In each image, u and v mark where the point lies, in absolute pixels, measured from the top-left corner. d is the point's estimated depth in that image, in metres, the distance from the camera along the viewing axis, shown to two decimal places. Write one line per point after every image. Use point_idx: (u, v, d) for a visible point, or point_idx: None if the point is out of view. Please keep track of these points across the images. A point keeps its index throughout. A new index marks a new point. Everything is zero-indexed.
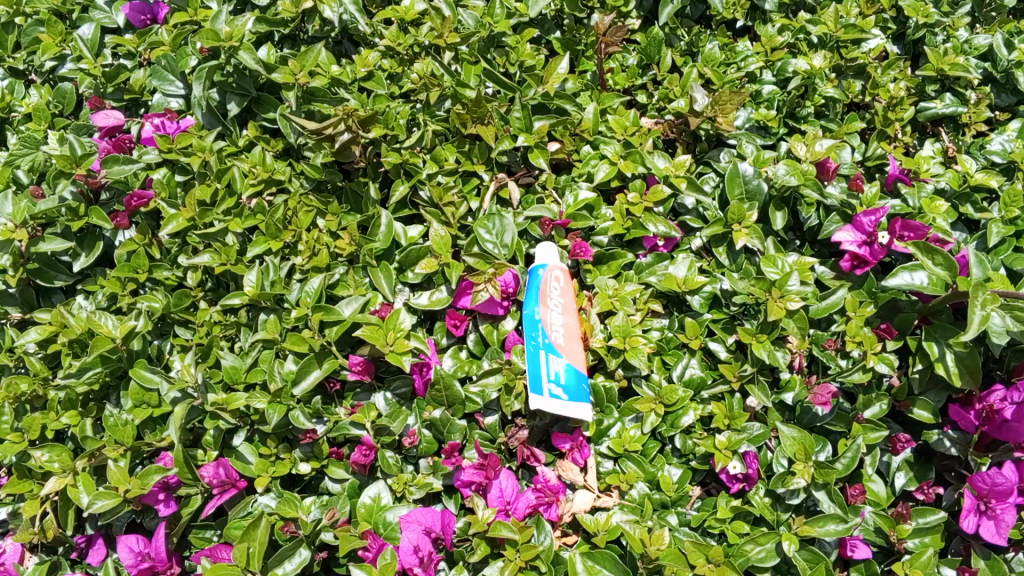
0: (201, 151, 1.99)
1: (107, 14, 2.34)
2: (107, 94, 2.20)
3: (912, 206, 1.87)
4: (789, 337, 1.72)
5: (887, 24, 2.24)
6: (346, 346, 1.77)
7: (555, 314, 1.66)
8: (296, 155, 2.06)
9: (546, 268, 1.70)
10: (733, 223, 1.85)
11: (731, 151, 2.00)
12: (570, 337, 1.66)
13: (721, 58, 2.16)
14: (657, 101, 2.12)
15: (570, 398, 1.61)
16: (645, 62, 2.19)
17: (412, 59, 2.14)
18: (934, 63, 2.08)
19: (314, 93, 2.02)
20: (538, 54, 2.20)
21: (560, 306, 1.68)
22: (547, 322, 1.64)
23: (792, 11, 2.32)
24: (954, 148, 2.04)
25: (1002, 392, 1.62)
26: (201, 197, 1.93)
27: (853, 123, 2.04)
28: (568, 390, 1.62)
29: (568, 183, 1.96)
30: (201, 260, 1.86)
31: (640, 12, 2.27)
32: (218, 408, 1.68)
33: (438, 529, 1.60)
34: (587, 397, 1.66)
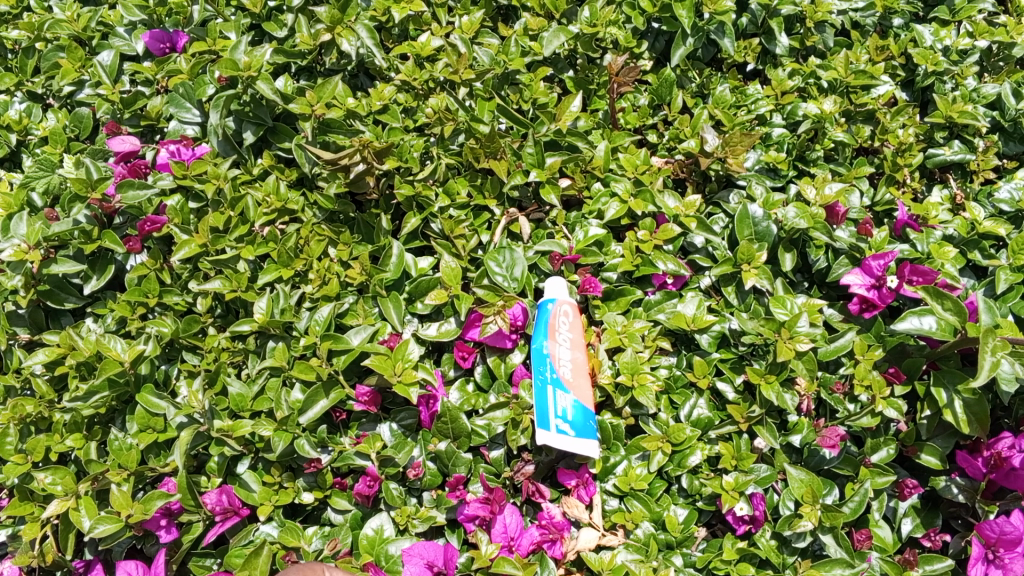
0: (217, 178, 2.01)
1: (127, 41, 2.36)
2: (124, 119, 2.24)
3: (921, 251, 1.88)
4: (798, 378, 1.71)
5: (897, 70, 2.25)
6: (353, 375, 1.77)
7: (564, 348, 1.67)
8: (310, 184, 2.08)
9: (555, 302, 1.71)
10: (742, 264, 1.85)
11: (740, 192, 2.02)
12: (578, 370, 1.66)
13: (732, 100, 2.17)
14: (668, 141, 2.14)
15: (574, 431, 1.62)
16: (656, 102, 2.20)
17: (427, 94, 2.17)
18: (943, 110, 2.10)
19: (329, 124, 2.06)
20: (552, 92, 2.22)
21: (569, 341, 1.69)
22: (555, 357, 1.65)
23: (803, 55, 2.35)
24: (962, 195, 2.06)
25: (1009, 440, 1.60)
26: (215, 224, 1.94)
27: (862, 167, 2.05)
28: (575, 427, 1.62)
29: (579, 220, 1.98)
30: (212, 286, 1.87)
31: (653, 53, 2.29)
32: (223, 433, 1.68)
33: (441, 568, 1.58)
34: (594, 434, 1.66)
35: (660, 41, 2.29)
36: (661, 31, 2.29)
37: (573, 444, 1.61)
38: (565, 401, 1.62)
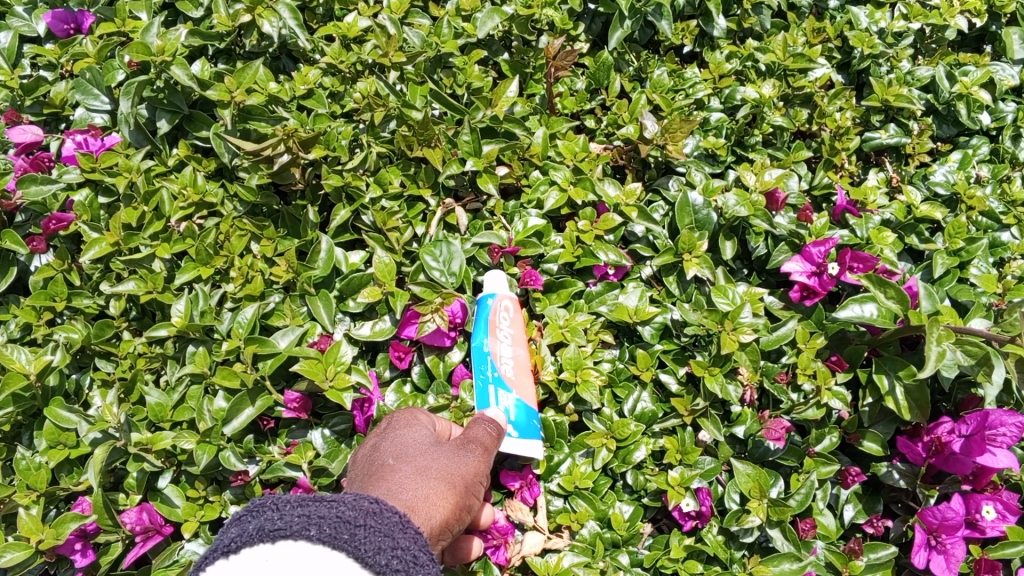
0: (128, 171, 1.88)
1: (26, 21, 2.19)
2: (25, 107, 2.08)
3: (861, 237, 1.87)
4: (741, 369, 1.68)
5: (833, 53, 2.24)
6: (281, 379, 1.68)
7: (504, 345, 1.62)
8: (230, 175, 1.96)
9: (495, 297, 1.65)
10: (683, 253, 1.81)
11: (680, 178, 1.98)
12: (520, 367, 1.62)
13: (669, 84, 2.13)
14: (606, 126, 2.09)
15: (518, 429, 1.58)
16: (594, 86, 2.15)
17: (355, 78, 2.07)
18: (879, 94, 2.08)
19: (250, 111, 1.93)
20: (487, 76, 2.15)
21: (510, 338, 1.64)
22: (496, 355, 1.60)
23: (740, 37, 2.32)
24: (898, 178, 2.07)
25: (949, 425, 1.58)
26: (127, 220, 1.82)
27: (800, 152, 2.03)
28: (517, 427, 1.57)
29: (517, 209, 1.91)
30: (125, 288, 1.75)
31: (589, 36, 2.23)
32: (142, 448, 1.59)
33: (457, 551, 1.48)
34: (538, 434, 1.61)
35: (597, 22, 2.22)
36: (597, 12, 2.22)
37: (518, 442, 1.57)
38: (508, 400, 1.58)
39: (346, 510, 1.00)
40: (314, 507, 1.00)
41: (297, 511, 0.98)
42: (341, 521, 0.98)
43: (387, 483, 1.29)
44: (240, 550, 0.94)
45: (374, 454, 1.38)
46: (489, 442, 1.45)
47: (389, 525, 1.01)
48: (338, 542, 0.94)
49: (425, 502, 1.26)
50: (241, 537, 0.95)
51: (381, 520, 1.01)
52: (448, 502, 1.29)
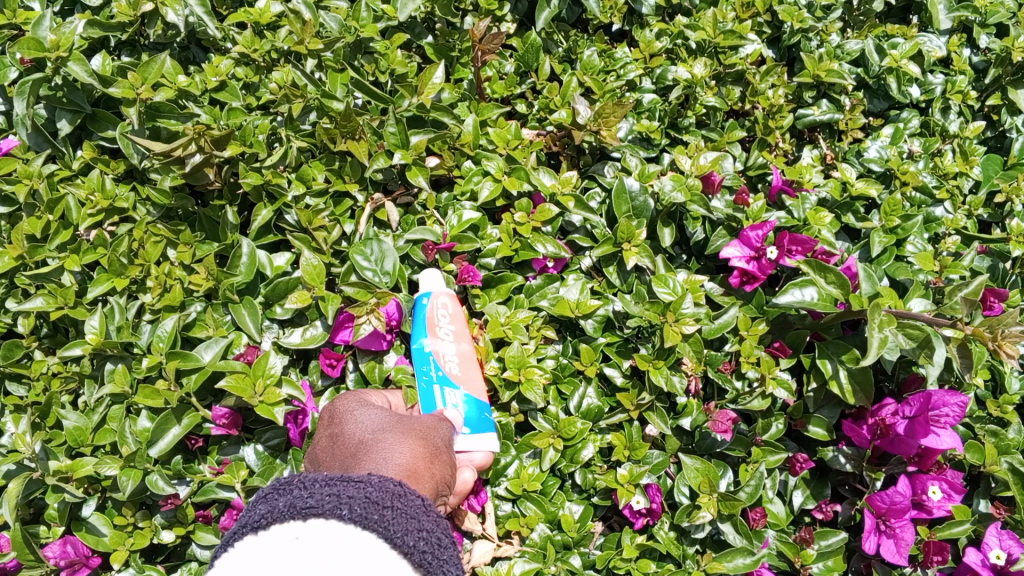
0: (29, 177, 1.74)
1: None
2: None
3: (798, 218, 1.85)
4: (684, 360, 1.66)
5: (762, 28, 2.22)
6: (207, 395, 1.58)
7: (446, 343, 1.57)
8: (141, 177, 1.84)
9: (431, 296, 1.60)
10: (622, 242, 1.77)
11: (615, 164, 1.93)
12: (466, 364, 1.57)
13: (600, 66, 2.06)
14: (538, 112, 2.01)
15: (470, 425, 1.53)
16: (523, 69, 2.08)
17: (270, 67, 1.95)
18: (810, 70, 2.05)
19: (158, 109, 1.81)
20: (411, 61, 2.05)
21: (452, 334, 1.60)
22: (439, 354, 1.55)
23: (669, 13, 2.26)
24: (832, 155, 2.07)
25: (893, 407, 1.59)
26: (30, 231, 1.68)
27: (733, 132, 2.02)
28: (468, 423, 1.52)
29: (451, 202, 1.84)
30: (33, 305, 1.63)
31: (516, 16, 2.14)
32: (62, 477, 1.48)
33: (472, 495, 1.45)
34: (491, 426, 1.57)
35: (522, 3, 2.13)
36: None
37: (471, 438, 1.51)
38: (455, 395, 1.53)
39: (374, 490, 0.97)
40: (343, 485, 0.97)
41: (326, 487, 0.96)
42: (371, 500, 0.95)
43: (370, 448, 1.20)
44: (269, 525, 0.92)
45: (337, 433, 1.31)
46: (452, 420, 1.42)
47: (416, 507, 0.99)
48: (370, 523, 0.92)
49: (409, 452, 1.19)
50: (271, 513, 0.93)
51: (407, 502, 0.98)
52: (427, 453, 1.21)
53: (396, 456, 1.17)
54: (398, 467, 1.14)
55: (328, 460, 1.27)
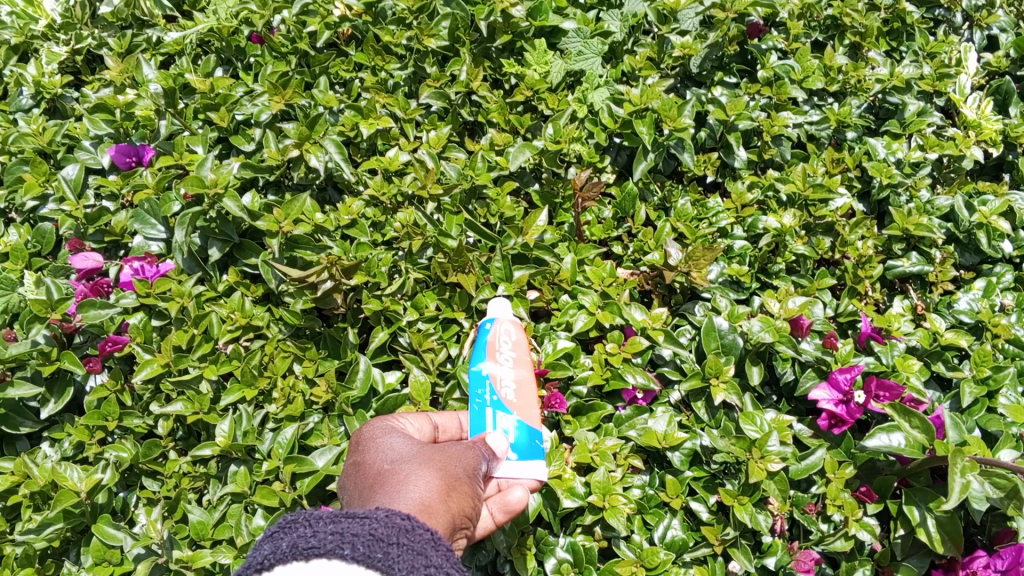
0: (180, 296, 2.02)
1: (93, 155, 2.42)
2: (88, 235, 2.26)
3: (886, 364, 1.89)
4: (770, 499, 1.69)
5: (853, 182, 2.35)
6: (318, 499, 1.73)
7: (504, 368, 1.68)
8: (275, 300, 2.07)
9: (495, 323, 1.73)
10: (711, 378, 1.85)
11: (705, 304, 2.04)
12: (521, 391, 1.67)
13: (693, 213, 2.22)
14: (633, 253, 2.17)
15: (519, 449, 1.62)
16: (620, 214, 2.25)
17: (395, 208, 2.17)
18: (900, 222, 2.15)
19: (296, 240, 2.03)
20: (518, 205, 2.25)
21: (510, 360, 1.71)
22: (496, 378, 1.66)
23: (761, 167, 2.47)
24: (923, 305, 2.12)
25: (984, 559, 1.61)
26: (178, 343, 1.93)
27: (824, 279, 2.11)
28: (516, 448, 1.62)
29: (548, 331, 1.98)
30: (173, 409, 1.84)
31: (615, 167, 2.37)
32: (182, 566, 1.64)
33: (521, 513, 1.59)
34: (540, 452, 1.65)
35: (622, 155, 2.37)
36: (622, 145, 2.37)
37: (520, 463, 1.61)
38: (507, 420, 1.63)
39: (379, 529, 1.07)
40: (349, 524, 1.07)
41: (329, 529, 1.06)
42: (374, 539, 1.05)
43: (387, 479, 1.33)
44: (273, 567, 1.02)
45: (365, 466, 1.42)
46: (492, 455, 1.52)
47: (420, 542, 1.08)
48: (371, 561, 1.01)
49: (426, 485, 1.29)
50: (275, 555, 1.03)
51: (412, 538, 1.08)
52: (445, 485, 1.31)
53: (412, 490, 1.27)
54: (412, 500, 1.24)
55: (355, 491, 1.39)
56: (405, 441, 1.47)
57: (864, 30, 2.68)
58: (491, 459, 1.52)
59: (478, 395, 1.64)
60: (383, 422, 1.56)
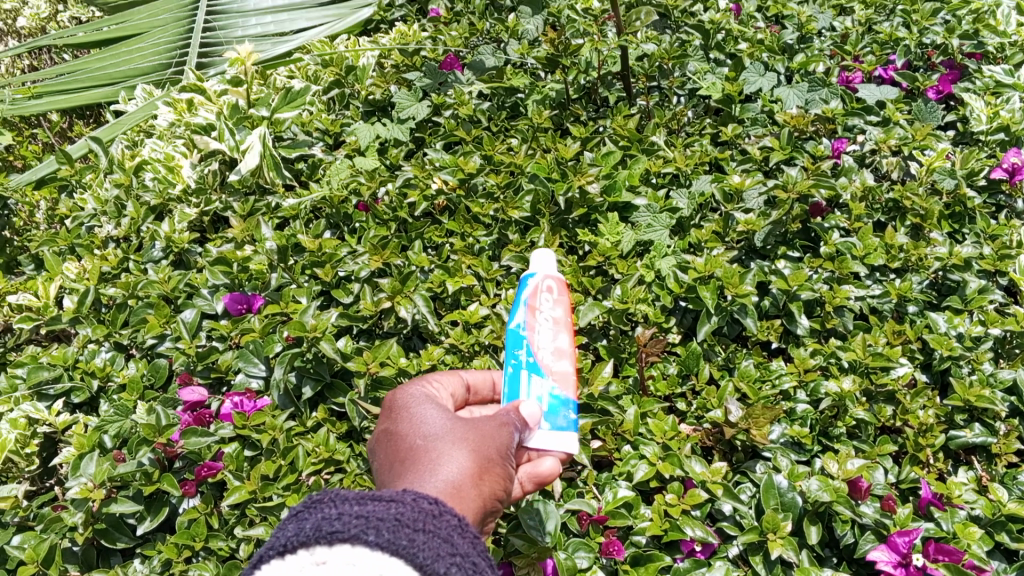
0: (273, 429, 2.21)
1: (208, 302, 2.70)
2: (197, 371, 2.50)
3: (947, 529, 1.92)
4: None
5: (915, 353, 2.43)
6: None
7: (542, 335, 1.88)
8: (357, 436, 2.25)
9: (537, 280, 1.96)
10: (768, 533, 1.89)
11: (766, 462, 2.11)
12: (554, 361, 1.87)
13: (756, 374, 2.34)
14: (696, 409, 2.29)
15: (553, 407, 1.81)
16: (684, 371, 2.38)
17: (473, 355, 2.38)
18: (961, 393, 2.22)
19: (381, 381, 2.25)
20: (586, 359, 2.43)
21: (549, 321, 1.93)
22: (534, 344, 1.86)
23: (824, 336, 2.57)
24: (988, 477, 2.13)
25: None
26: (265, 472, 2.10)
27: (885, 445, 2.14)
28: (548, 410, 1.80)
29: (609, 480, 2.09)
30: (255, 532, 2.01)
31: (680, 328, 2.54)
32: None
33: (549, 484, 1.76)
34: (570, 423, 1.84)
35: (687, 317, 2.54)
36: (687, 308, 2.54)
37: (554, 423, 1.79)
38: (544, 378, 1.82)
39: (403, 514, 1.13)
40: (373, 508, 1.12)
41: (354, 512, 1.10)
42: (399, 524, 1.10)
43: (420, 457, 1.42)
44: (297, 550, 1.07)
45: (399, 433, 1.52)
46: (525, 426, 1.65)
47: (444, 529, 1.15)
48: (395, 549, 1.06)
49: (459, 467, 1.37)
50: (299, 538, 1.08)
51: (436, 524, 1.14)
52: (477, 468, 1.39)
53: (444, 471, 1.35)
54: (444, 483, 1.32)
55: (390, 456, 1.49)
56: (440, 413, 1.56)
57: (924, 213, 2.85)
58: (521, 430, 1.63)
59: (517, 353, 1.85)
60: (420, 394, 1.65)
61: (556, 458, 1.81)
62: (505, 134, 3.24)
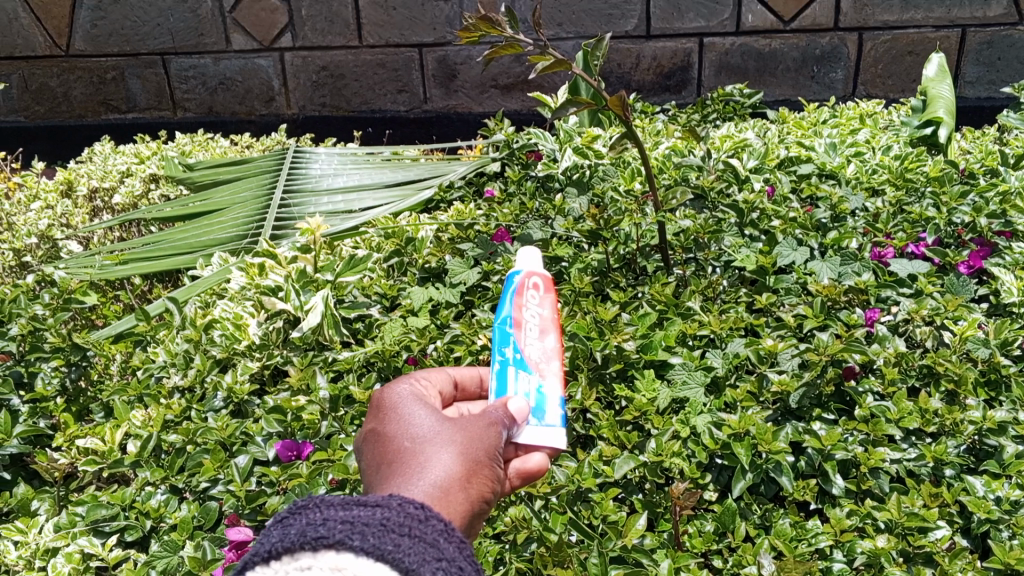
0: None
1: (261, 448, 2.82)
2: (244, 513, 2.63)
3: None
4: None
5: (953, 517, 2.44)
6: None
7: (529, 343, 2.30)
8: None
9: (523, 276, 2.44)
10: None
11: None
12: (539, 361, 2.28)
13: (792, 533, 2.34)
14: (731, 565, 2.29)
15: (537, 406, 2.21)
16: (720, 528, 2.41)
17: (507, 504, 2.51)
18: (1001, 556, 2.22)
19: None
20: (621, 511, 2.49)
21: (535, 286, 2.45)
22: (523, 350, 2.27)
23: (861, 496, 2.59)
24: None
25: None
26: None
27: None
28: (536, 401, 2.21)
29: None
30: None
31: (717, 484, 2.59)
32: None
33: (538, 478, 2.10)
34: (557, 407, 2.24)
35: (723, 474, 2.60)
36: (723, 464, 2.60)
37: (539, 420, 2.18)
38: (528, 379, 2.23)
39: (384, 521, 1.40)
40: (358, 517, 1.39)
41: (340, 519, 1.38)
42: (380, 532, 1.37)
43: (409, 460, 1.73)
44: (292, 554, 1.33)
45: (388, 437, 1.83)
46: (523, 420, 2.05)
47: (419, 533, 1.42)
48: (379, 551, 1.33)
49: (445, 470, 1.69)
50: (292, 543, 1.34)
51: (412, 529, 1.41)
52: (461, 469, 1.71)
53: (433, 475, 1.67)
54: (432, 487, 1.64)
55: (381, 457, 1.80)
56: (424, 414, 1.86)
57: (958, 378, 2.88)
58: (507, 425, 1.97)
59: (504, 353, 2.27)
60: (406, 398, 1.95)
61: (545, 453, 2.18)
62: None
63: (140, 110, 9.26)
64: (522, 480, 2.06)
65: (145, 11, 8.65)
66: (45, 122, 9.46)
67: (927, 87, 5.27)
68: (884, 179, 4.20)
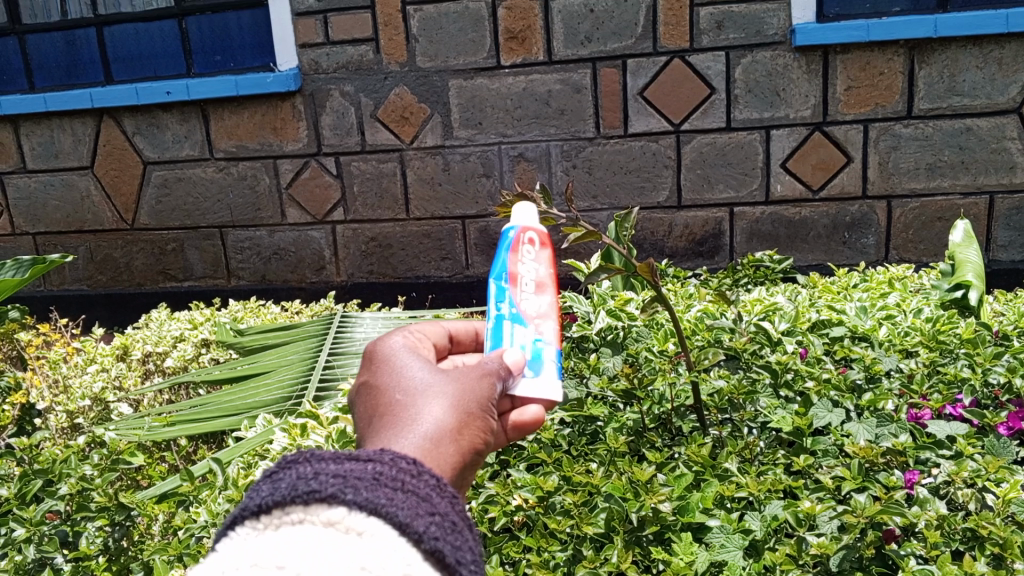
0: None
1: None
2: None
3: None
4: None
5: None
6: None
7: (524, 298, 2.58)
8: None
9: (519, 236, 2.66)
10: None
11: None
12: (534, 317, 2.58)
13: None
14: None
15: (533, 357, 2.52)
16: None
17: None
18: None
19: None
20: None
21: (529, 256, 2.66)
22: (518, 306, 2.56)
23: None
24: None
25: None
26: None
27: None
28: (532, 350, 2.53)
29: None
30: None
31: None
32: None
33: (534, 429, 2.41)
34: (554, 358, 2.58)
35: None
36: None
37: (535, 373, 2.48)
38: (524, 333, 2.53)
39: (378, 475, 1.55)
40: (351, 471, 1.53)
41: (332, 474, 1.52)
42: (371, 485, 1.52)
43: (400, 412, 1.93)
44: (290, 508, 1.48)
45: (385, 392, 2.03)
46: (520, 369, 2.39)
47: (411, 485, 1.57)
48: (371, 505, 1.47)
49: (434, 422, 1.89)
50: (287, 496, 1.49)
51: (403, 482, 1.57)
52: (450, 422, 1.91)
53: (423, 427, 1.87)
54: (420, 438, 1.83)
55: (379, 407, 2.00)
56: (417, 372, 2.08)
57: (1004, 541, 2.66)
58: (500, 376, 2.22)
59: (500, 309, 2.56)
60: (405, 357, 2.16)
61: (544, 403, 2.48)
62: (584, 457, 3.46)
63: (196, 279, 9.77)
64: (517, 431, 2.37)
65: (209, 189, 9.33)
66: (106, 291, 10.02)
67: (955, 252, 5.38)
68: (917, 341, 4.16)
